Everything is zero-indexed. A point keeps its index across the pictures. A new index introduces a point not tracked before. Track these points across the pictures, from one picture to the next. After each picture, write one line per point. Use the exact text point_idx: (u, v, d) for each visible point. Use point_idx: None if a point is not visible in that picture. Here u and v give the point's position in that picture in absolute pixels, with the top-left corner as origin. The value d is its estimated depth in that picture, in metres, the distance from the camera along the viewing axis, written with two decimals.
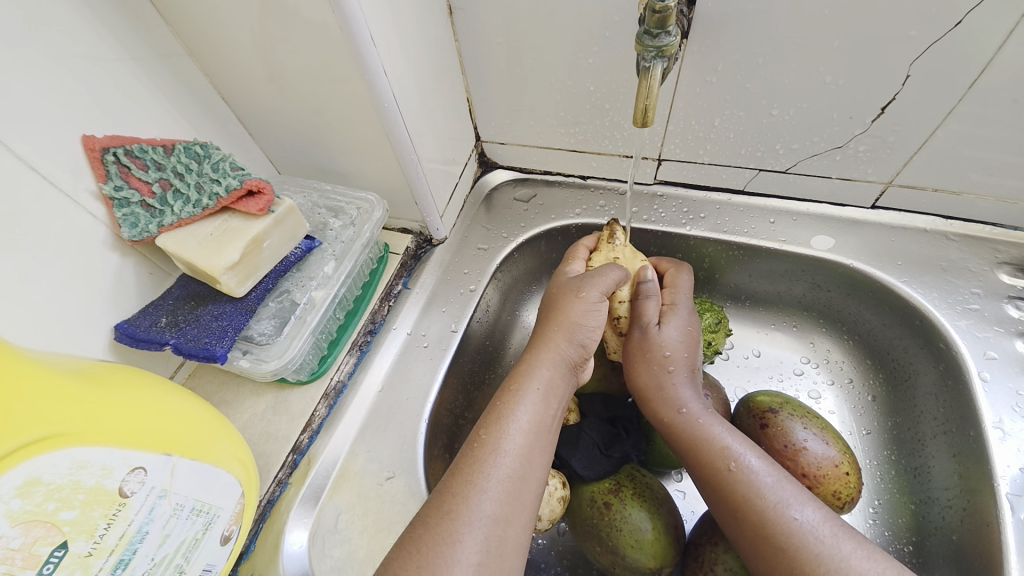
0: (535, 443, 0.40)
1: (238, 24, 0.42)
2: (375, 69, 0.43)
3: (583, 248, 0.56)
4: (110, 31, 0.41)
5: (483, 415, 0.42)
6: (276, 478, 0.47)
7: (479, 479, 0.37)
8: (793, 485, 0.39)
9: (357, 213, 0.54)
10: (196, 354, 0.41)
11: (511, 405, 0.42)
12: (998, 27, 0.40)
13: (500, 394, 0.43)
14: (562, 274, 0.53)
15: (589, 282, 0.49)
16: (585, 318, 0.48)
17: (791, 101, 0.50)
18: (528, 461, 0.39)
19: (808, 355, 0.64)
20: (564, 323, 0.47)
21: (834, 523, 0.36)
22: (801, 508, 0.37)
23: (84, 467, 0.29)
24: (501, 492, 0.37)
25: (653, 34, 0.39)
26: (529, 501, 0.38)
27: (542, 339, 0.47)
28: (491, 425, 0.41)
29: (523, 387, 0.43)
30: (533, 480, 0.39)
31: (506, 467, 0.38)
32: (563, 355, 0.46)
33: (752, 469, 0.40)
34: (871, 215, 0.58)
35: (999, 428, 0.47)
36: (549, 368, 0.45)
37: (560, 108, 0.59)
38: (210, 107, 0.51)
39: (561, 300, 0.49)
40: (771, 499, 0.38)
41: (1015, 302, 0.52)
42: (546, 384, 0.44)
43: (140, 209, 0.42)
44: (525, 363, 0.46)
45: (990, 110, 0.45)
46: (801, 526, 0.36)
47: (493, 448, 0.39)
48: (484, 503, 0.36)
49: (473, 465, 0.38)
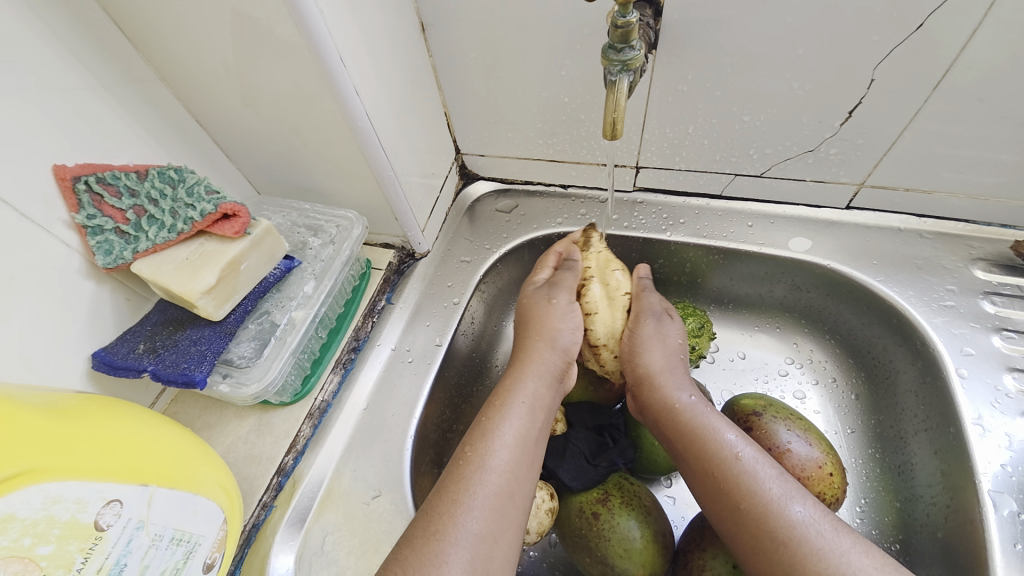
0: (521, 458, 0.40)
1: (210, 49, 0.43)
2: (347, 89, 0.43)
3: (551, 258, 0.56)
4: (81, 61, 0.41)
5: (470, 431, 0.42)
6: (261, 501, 0.47)
7: (465, 497, 0.37)
8: (790, 481, 0.40)
9: (337, 231, 0.54)
10: (175, 380, 0.41)
11: (497, 420, 0.42)
12: (955, 30, 0.41)
13: (485, 409, 0.44)
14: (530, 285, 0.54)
15: (557, 288, 0.51)
16: (560, 321, 0.50)
17: (761, 108, 0.51)
18: (513, 476, 0.39)
19: (791, 356, 0.64)
20: (544, 331, 0.49)
21: (830, 517, 0.37)
22: (801, 501, 0.38)
23: (59, 502, 0.29)
24: (488, 510, 0.37)
25: (618, 48, 0.40)
26: (514, 517, 0.38)
27: (527, 353, 0.48)
28: (476, 441, 0.41)
29: (509, 401, 0.43)
30: (518, 496, 0.39)
31: (492, 484, 0.38)
32: (547, 365, 0.47)
33: (752, 459, 0.41)
34: (847, 216, 0.59)
35: (979, 424, 0.47)
36: (534, 381, 0.45)
37: (537, 120, 0.59)
38: (185, 131, 0.51)
39: (534, 309, 0.51)
40: (772, 492, 0.38)
41: (990, 298, 0.53)
42: (532, 398, 0.44)
43: (114, 235, 0.42)
44: (511, 377, 0.46)
45: (954, 110, 0.46)
46: (803, 520, 0.37)
47: (479, 465, 0.39)
48: (470, 522, 0.36)
49: (458, 483, 0.38)
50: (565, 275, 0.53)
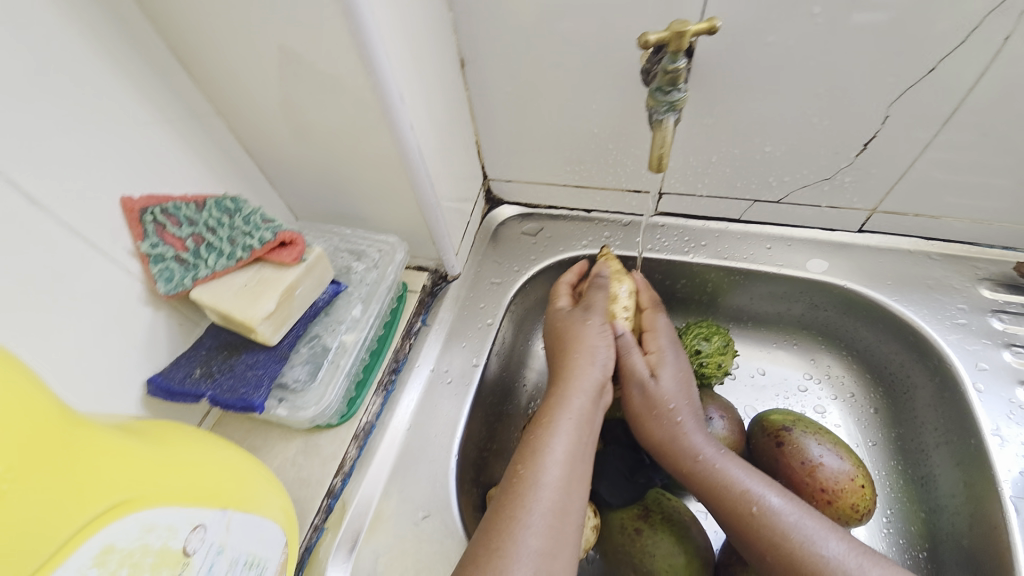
0: (572, 475, 0.42)
1: (269, 83, 0.45)
2: (402, 124, 0.45)
3: (564, 287, 0.60)
4: (147, 98, 0.43)
5: (519, 449, 0.44)
6: (313, 523, 0.47)
7: (522, 514, 0.38)
8: (816, 518, 0.42)
9: (379, 255, 0.56)
10: (235, 405, 0.43)
11: (546, 438, 0.43)
12: (964, 73, 0.45)
13: (532, 426, 0.45)
14: (555, 312, 0.57)
15: (592, 310, 0.54)
16: (596, 340, 0.51)
17: (782, 140, 0.55)
18: (566, 492, 0.40)
19: (810, 371, 0.67)
20: (582, 348, 0.50)
21: (858, 551, 0.39)
22: (827, 542, 0.40)
23: (153, 530, 0.29)
24: (545, 526, 0.38)
25: (666, 91, 0.43)
26: (570, 536, 0.39)
27: (569, 368, 0.49)
28: (528, 459, 0.42)
29: (556, 418, 0.45)
30: (573, 513, 0.40)
31: (547, 500, 0.39)
32: (590, 381, 0.48)
33: (778, 509, 0.42)
34: (859, 238, 0.63)
35: (997, 435, 0.50)
36: (579, 396, 0.47)
37: (567, 148, 0.62)
38: (235, 160, 0.52)
39: (572, 329, 0.53)
40: (797, 539, 0.40)
41: (998, 316, 0.57)
42: (577, 415, 0.45)
43: (174, 263, 0.43)
44: (555, 394, 0.47)
45: (960, 140, 0.50)
46: (831, 561, 0.39)
47: (533, 482, 0.40)
48: (530, 539, 0.37)
49: (515, 500, 0.39)
50: (595, 296, 0.55)
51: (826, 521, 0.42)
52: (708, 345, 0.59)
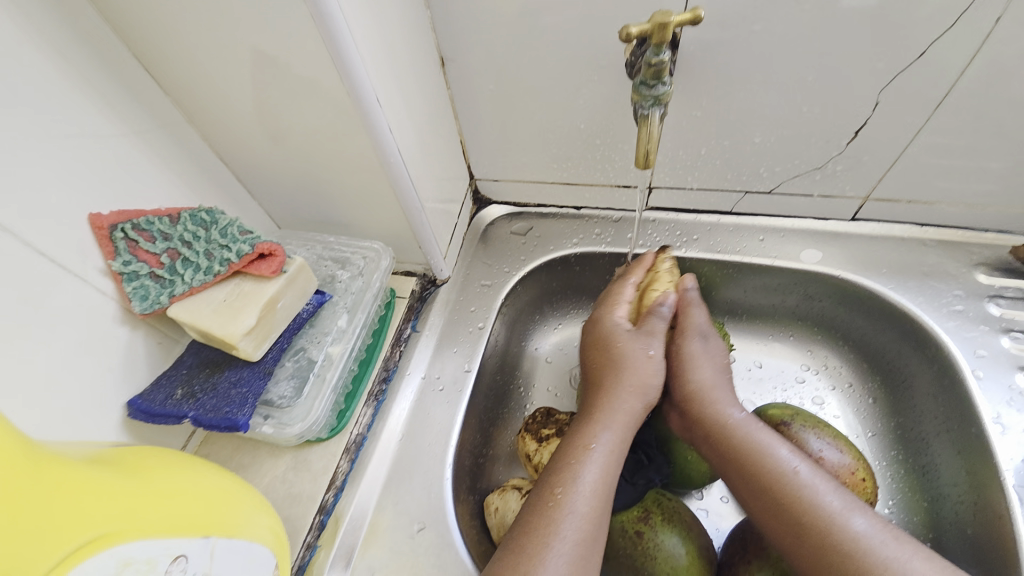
0: (604, 503, 0.41)
1: (241, 89, 0.43)
2: (380, 127, 0.44)
3: (631, 287, 0.54)
4: (114, 110, 0.41)
5: (553, 470, 0.42)
6: (305, 542, 0.46)
7: (552, 540, 0.38)
8: (845, 492, 0.41)
9: (364, 262, 0.55)
10: (218, 425, 0.41)
11: (583, 464, 0.42)
12: (956, 56, 0.44)
13: (569, 448, 0.43)
14: (611, 326, 0.51)
15: (652, 339, 0.49)
16: (653, 377, 0.47)
17: (771, 130, 0.53)
18: (598, 522, 0.40)
19: (807, 363, 0.66)
20: (635, 381, 0.47)
21: (888, 529, 0.38)
22: (858, 514, 0.39)
23: (131, 565, 0.28)
24: (576, 556, 0.37)
25: (650, 85, 0.42)
26: (596, 563, 0.39)
27: (614, 395, 0.46)
28: (564, 484, 0.41)
29: (596, 445, 0.43)
30: (600, 541, 0.39)
31: (578, 528, 0.38)
32: (635, 413, 0.46)
33: (808, 476, 0.41)
34: (852, 227, 0.62)
35: (998, 422, 0.50)
36: (622, 426, 0.44)
37: (553, 145, 0.61)
38: (211, 170, 0.51)
39: (626, 354, 0.48)
40: (838, 531, 0.38)
41: (995, 301, 0.56)
42: (618, 444, 0.44)
43: (150, 281, 0.42)
44: (596, 419, 0.45)
45: (953, 124, 0.49)
46: (861, 533, 0.38)
47: (568, 509, 0.39)
48: (559, 566, 0.37)
49: (546, 526, 0.38)
50: (655, 323, 0.50)
51: (851, 496, 0.41)
52: None
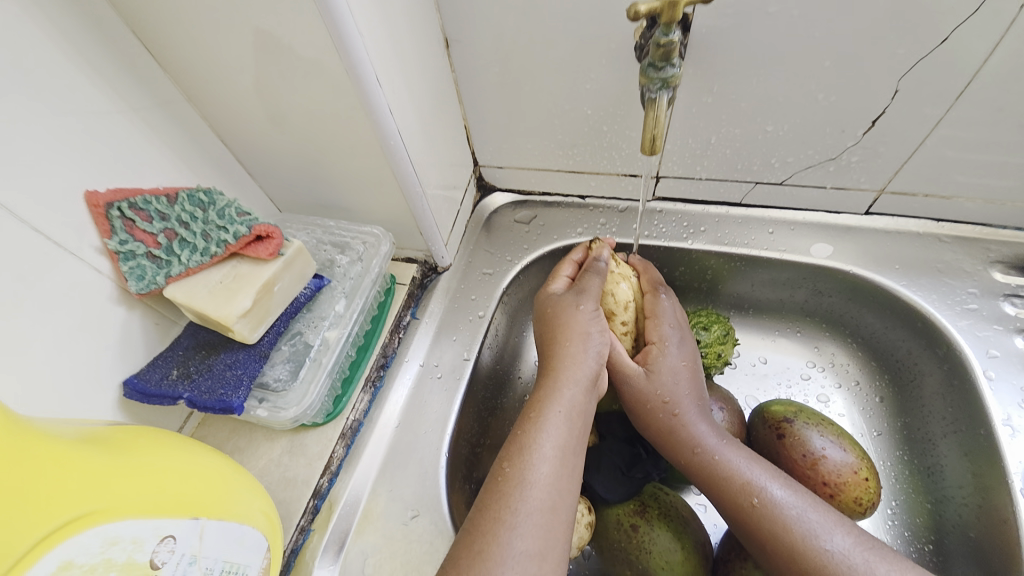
0: (561, 472, 0.40)
1: (239, 67, 0.42)
2: (380, 108, 0.43)
3: (569, 262, 0.56)
4: (110, 86, 0.41)
5: (506, 445, 0.42)
6: (298, 526, 0.46)
7: (508, 515, 0.37)
8: (821, 512, 0.40)
9: (364, 248, 0.54)
10: (212, 407, 0.41)
11: (535, 434, 0.41)
12: (981, 42, 0.42)
13: (522, 420, 0.43)
14: (547, 295, 0.53)
15: (584, 295, 0.50)
16: (589, 326, 0.48)
17: (785, 118, 0.52)
18: (555, 492, 0.39)
19: (813, 360, 0.65)
20: (573, 335, 0.47)
21: (864, 547, 0.37)
22: (831, 536, 0.38)
23: (116, 543, 0.28)
24: (533, 527, 0.36)
25: (658, 67, 0.41)
26: (561, 536, 0.37)
27: (561, 360, 0.46)
28: (515, 457, 0.40)
29: (545, 412, 0.43)
30: (563, 512, 0.38)
31: (534, 500, 0.38)
32: (582, 373, 0.45)
33: (775, 501, 0.40)
34: (865, 221, 0.60)
35: (1008, 424, 0.48)
36: (570, 388, 0.44)
37: (559, 132, 0.60)
38: (209, 150, 0.50)
39: (562, 315, 0.50)
40: (799, 532, 0.38)
41: (1011, 300, 0.54)
42: (568, 407, 0.43)
43: (146, 260, 0.41)
44: (545, 387, 0.45)
45: (976, 115, 0.47)
46: (835, 556, 0.37)
47: (520, 481, 0.38)
48: (516, 541, 0.35)
49: (501, 501, 0.38)
50: (590, 282, 0.52)
51: (831, 514, 0.40)
52: (707, 334, 0.57)
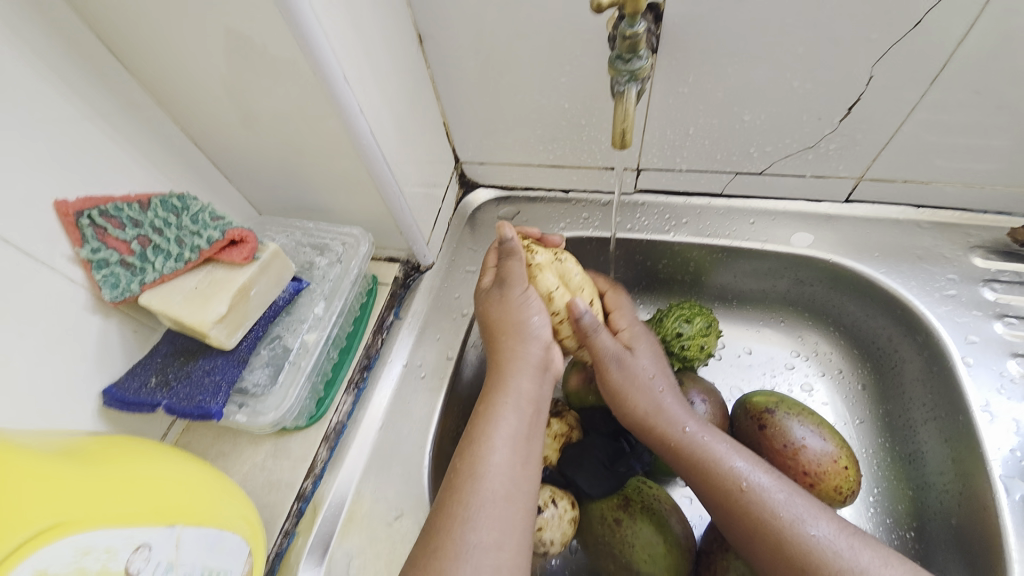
0: (514, 461, 0.40)
1: (208, 69, 0.42)
2: (351, 107, 0.43)
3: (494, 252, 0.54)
4: (76, 92, 0.40)
5: (458, 440, 0.42)
6: (283, 529, 0.46)
7: (460, 510, 0.37)
8: (804, 498, 0.40)
9: (343, 250, 0.54)
10: (191, 413, 0.41)
11: (482, 427, 0.42)
12: (953, 25, 0.42)
13: (472, 414, 0.43)
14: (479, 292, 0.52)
15: (506, 283, 0.49)
16: (526, 313, 0.48)
17: (762, 107, 0.51)
18: (508, 481, 0.39)
19: (797, 349, 0.65)
20: (509, 327, 0.47)
21: (848, 533, 0.38)
22: (816, 523, 0.38)
23: (90, 552, 0.28)
24: (487, 519, 0.37)
25: (625, 59, 0.41)
26: (517, 524, 0.38)
27: (504, 353, 0.47)
28: (464, 451, 0.41)
29: (492, 405, 0.43)
30: (519, 501, 0.39)
31: (486, 492, 0.38)
32: (527, 361, 0.46)
33: (761, 487, 0.41)
34: (846, 209, 0.60)
35: (987, 410, 0.49)
36: (516, 378, 0.45)
37: (538, 126, 0.59)
38: (183, 154, 0.50)
39: (493, 309, 0.49)
40: (786, 518, 0.39)
41: (990, 285, 0.55)
42: (515, 398, 0.44)
43: (119, 268, 0.41)
44: (493, 380, 0.45)
45: (952, 99, 0.47)
46: (819, 542, 0.37)
47: (469, 474, 0.39)
48: (471, 535, 0.36)
49: (453, 496, 0.38)
50: (512, 267, 0.49)
51: (812, 501, 0.40)
52: (690, 327, 0.57)
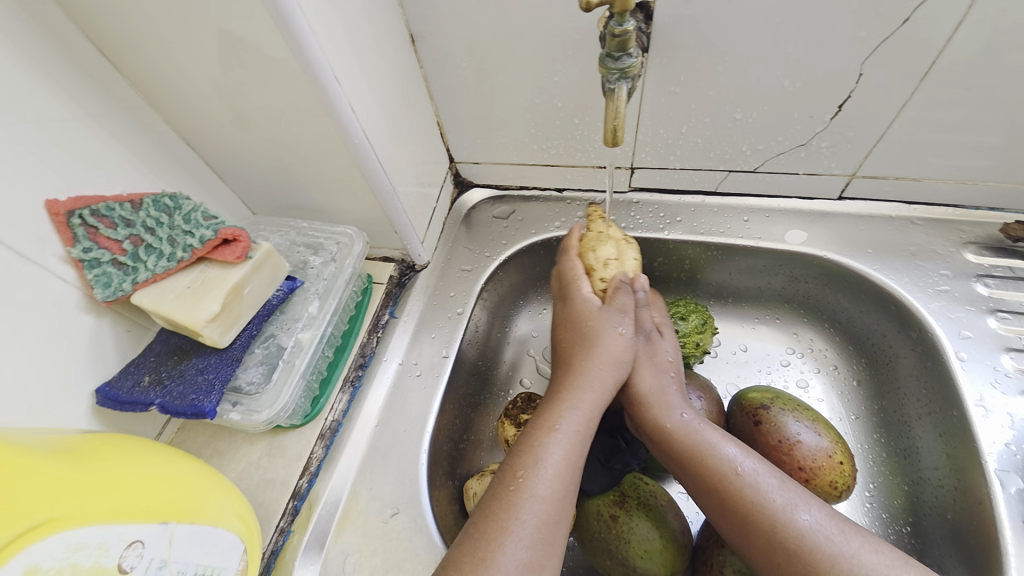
0: (568, 485, 0.40)
1: (200, 70, 0.42)
2: (343, 108, 0.43)
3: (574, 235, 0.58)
4: (67, 92, 0.40)
5: (516, 453, 0.42)
6: (278, 527, 0.46)
7: (513, 525, 0.37)
8: (794, 487, 0.41)
9: (337, 249, 0.54)
10: (185, 412, 0.41)
11: (547, 445, 0.41)
12: (942, 24, 0.42)
13: (534, 429, 0.43)
14: (582, 305, 0.51)
15: (625, 317, 0.50)
16: (624, 354, 0.48)
17: (753, 105, 0.52)
18: (561, 504, 0.39)
19: (792, 346, 0.65)
20: (607, 358, 0.47)
21: (837, 519, 0.38)
22: (807, 508, 0.39)
23: (82, 549, 0.28)
24: (535, 539, 0.37)
25: (615, 57, 0.41)
26: (557, 544, 0.38)
27: (588, 376, 0.46)
28: (527, 468, 0.40)
29: (562, 426, 0.43)
30: (563, 522, 0.39)
31: (540, 512, 0.38)
32: (604, 390, 0.46)
33: (753, 472, 0.41)
34: (839, 206, 0.60)
35: (981, 405, 0.49)
36: (591, 408, 0.44)
37: (531, 126, 0.59)
38: (175, 155, 0.50)
39: (599, 334, 0.48)
40: (776, 504, 0.39)
41: (983, 281, 0.55)
42: (582, 424, 0.43)
43: (112, 267, 0.41)
44: (566, 400, 0.45)
45: (941, 96, 0.47)
46: (809, 527, 0.37)
47: (528, 493, 0.39)
48: (517, 551, 0.36)
49: (507, 511, 0.38)
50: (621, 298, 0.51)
51: (803, 492, 0.40)
52: (685, 324, 0.58)
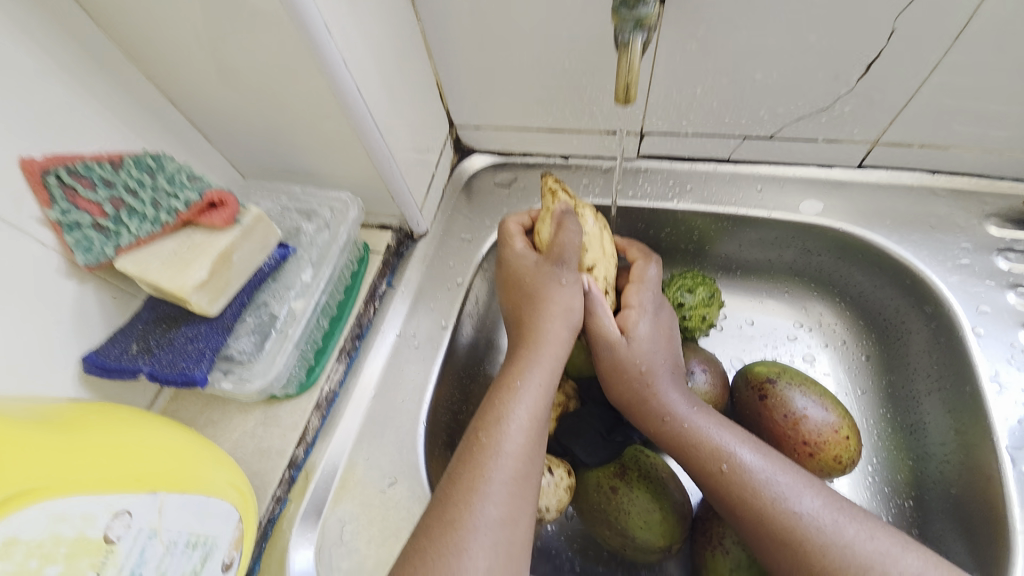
0: (534, 439, 0.40)
1: (179, 18, 0.39)
2: (333, 61, 0.40)
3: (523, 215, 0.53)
4: (35, 41, 0.37)
5: (481, 413, 0.41)
6: (274, 495, 0.45)
7: (481, 484, 0.36)
8: (790, 474, 0.39)
9: (331, 215, 0.52)
10: (175, 380, 0.40)
11: (510, 404, 0.41)
12: None
13: (498, 388, 0.42)
14: (521, 262, 0.49)
15: (566, 266, 0.46)
16: (571, 302, 0.46)
17: (774, 65, 0.48)
18: (530, 459, 0.39)
19: (801, 320, 0.63)
20: (552, 310, 0.45)
21: (834, 507, 0.37)
22: (801, 498, 0.38)
23: (65, 519, 0.27)
24: (505, 495, 0.36)
25: (631, 5, 0.38)
26: (529, 500, 0.38)
27: (536, 330, 0.45)
28: (490, 426, 0.39)
29: (523, 382, 0.42)
30: (533, 477, 0.39)
31: (508, 468, 0.37)
32: (560, 346, 0.44)
33: (745, 466, 0.40)
34: (858, 175, 0.58)
35: (995, 381, 0.47)
36: (550, 363, 0.43)
37: (536, 86, 0.56)
38: (157, 112, 0.47)
39: (541, 287, 0.46)
40: (768, 497, 0.38)
41: (1004, 255, 0.53)
42: (545, 379, 0.42)
43: (93, 231, 0.39)
44: (523, 357, 0.43)
45: (978, 57, 0.44)
46: (803, 518, 0.37)
47: (495, 450, 0.38)
48: (488, 509, 0.35)
49: (473, 470, 0.37)
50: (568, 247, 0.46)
51: (801, 475, 0.39)
52: (692, 297, 0.56)
